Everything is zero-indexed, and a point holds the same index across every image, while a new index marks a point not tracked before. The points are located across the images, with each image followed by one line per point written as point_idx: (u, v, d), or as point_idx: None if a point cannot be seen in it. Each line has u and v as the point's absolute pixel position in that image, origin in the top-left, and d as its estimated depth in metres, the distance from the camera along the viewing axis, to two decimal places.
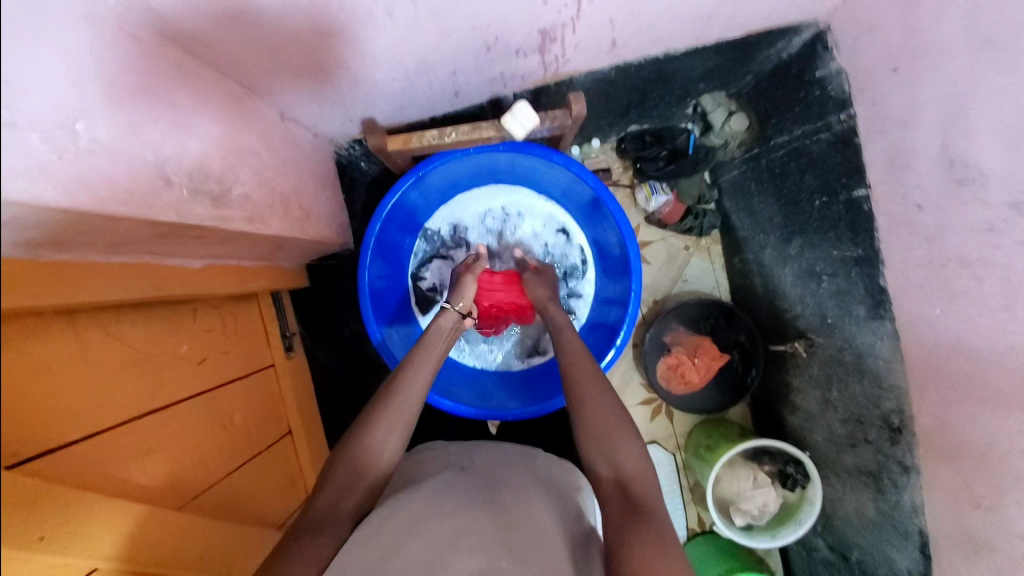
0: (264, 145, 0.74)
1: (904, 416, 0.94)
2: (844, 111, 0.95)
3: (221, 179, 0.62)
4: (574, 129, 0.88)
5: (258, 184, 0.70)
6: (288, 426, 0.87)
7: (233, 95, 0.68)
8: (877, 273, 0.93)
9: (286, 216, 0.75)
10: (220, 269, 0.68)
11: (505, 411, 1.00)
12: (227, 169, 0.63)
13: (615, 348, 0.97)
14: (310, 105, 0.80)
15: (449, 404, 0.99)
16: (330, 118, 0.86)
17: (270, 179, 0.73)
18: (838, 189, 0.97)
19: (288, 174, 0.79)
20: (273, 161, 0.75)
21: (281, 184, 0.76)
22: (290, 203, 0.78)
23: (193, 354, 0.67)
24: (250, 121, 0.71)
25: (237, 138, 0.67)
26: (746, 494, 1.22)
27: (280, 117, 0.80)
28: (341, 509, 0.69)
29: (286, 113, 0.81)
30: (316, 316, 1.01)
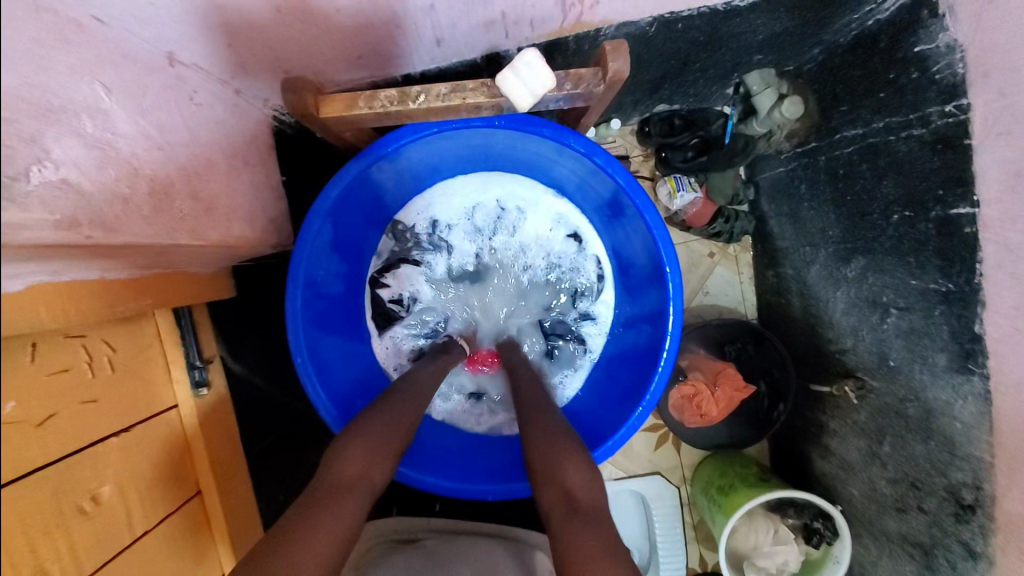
0: (124, 102, 0.49)
1: (982, 494, 0.76)
2: (949, 103, 0.71)
3: (11, 156, 0.37)
4: (603, 99, 0.65)
5: (95, 163, 0.45)
6: (194, 484, 0.67)
7: (67, 22, 0.44)
8: (971, 317, 0.72)
9: (152, 213, 0.52)
10: (69, 288, 0.46)
11: (489, 488, 0.79)
12: (25, 140, 0.39)
13: (644, 405, 0.75)
14: (199, 34, 0.56)
15: (425, 474, 0.78)
16: (248, 60, 0.63)
17: (131, 154, 0.49)
18: (930, 204, 0.75)
19: (173, 148, 0.55)
20: (139, 131, 0.51)
21: (151, 165, 0.52)
22: (172, 194, 0.55)
23: (30, 414, 0.45)
24: (97, 63, 0.47)
25: (67, 91, 0.43)
26: (766, 550, 1.06)
27: (165, 61, 0.56)
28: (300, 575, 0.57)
29: (177, 54, 0.57)
30: (248, 327, 0.80)
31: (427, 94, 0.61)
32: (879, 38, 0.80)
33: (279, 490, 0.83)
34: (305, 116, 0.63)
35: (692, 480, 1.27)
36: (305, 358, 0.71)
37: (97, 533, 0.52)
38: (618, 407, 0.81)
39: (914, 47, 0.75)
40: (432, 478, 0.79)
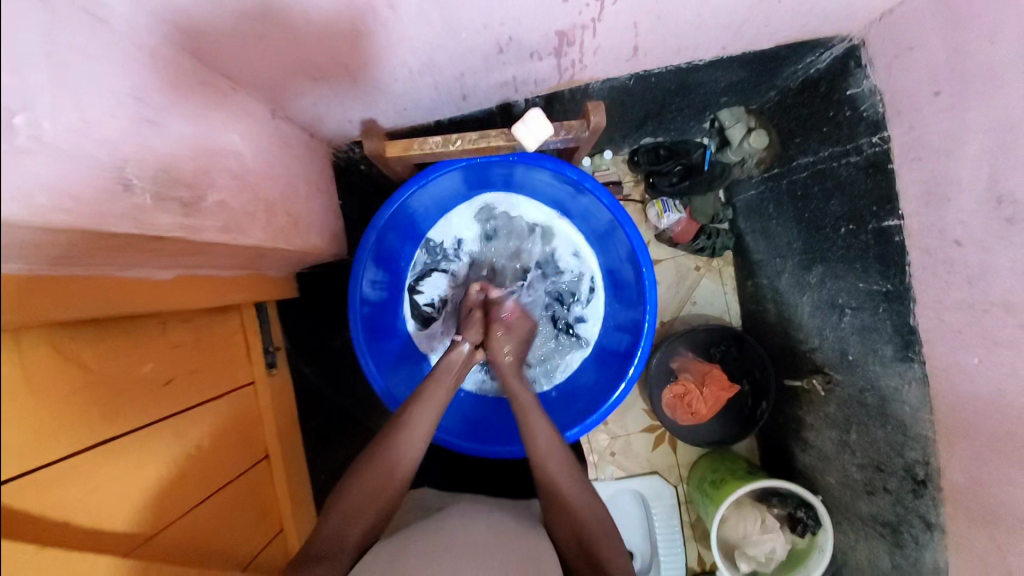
0: (250, 146, 0.66)
1: (930, 468, 0.86)
2: (876, 134, 0.87)
3: (194, 184, 0.54)
4: (590, 141, 0.82)
5: (234, 187, 0.61)
6: (265, 451, 0.80)
7: (214, 89, 0.61)
8: (908, 311, 0.85)
9: (267, 225, 0.68)
10: (197, 281, 0.61)
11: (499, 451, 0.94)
12: (201, 173, 0.55)
13: (625, 382, 0.89)
14: (301, 102, 0.74)
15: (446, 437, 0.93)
16: (325, 116, 0.79)
17: (253, 183, 0.65)
18: (868, 218, 0.90)
19: (275, 176, 0.71)
20: (259, 165, 0.67)
21: (266, 190, 0.68)
22: (276, 210, 0.70)
23: (159, 374, 0.59)
24: (233, 118, 0.64)
25: (218, 137, 0.59)
26: (754, 539, 1.14)
27: (269, 115, 0.73)
28: (348, 535, 0.72)
29: (278, 110, 0.74)
30: (305, 327, 0.95)
31: (463, 141, 0.78)
32: (819, 82, 0.97)
33: (322, 469, 0.95)
34: (378, 157, 0.80)
35: (689, 479, 1.37)
36: (366, 347, 0.85)
37: (202, 477, 0.64)
38: (600, 391, 0.95)
39: (847, 90, 0.92)
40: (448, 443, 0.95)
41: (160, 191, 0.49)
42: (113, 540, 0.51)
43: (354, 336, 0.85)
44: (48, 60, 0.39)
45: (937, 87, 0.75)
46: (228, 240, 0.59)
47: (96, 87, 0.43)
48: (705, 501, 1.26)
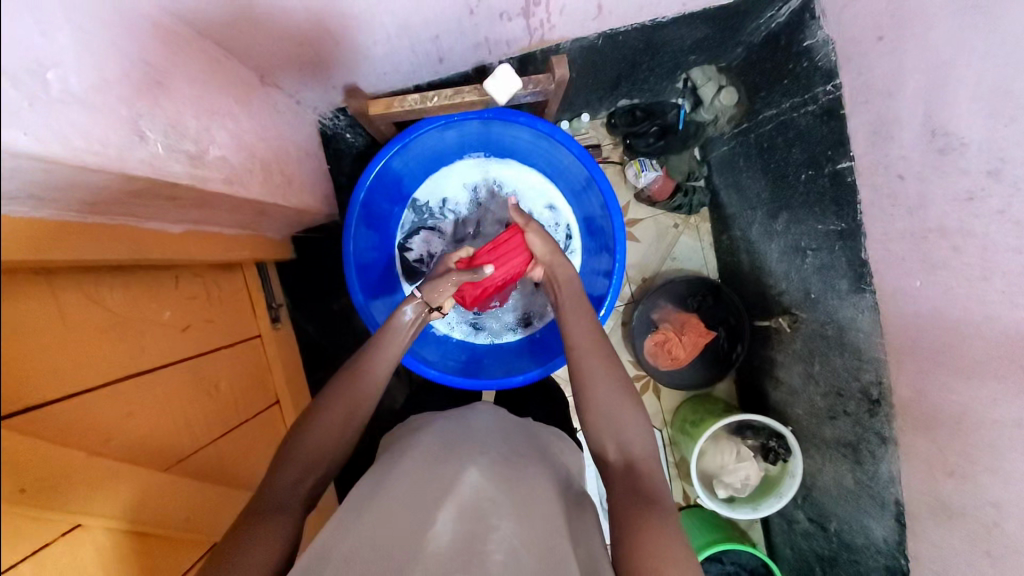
0: (243, 107, 0.71)
1: (883, 387, 0.95)
2: (830, 82, 0.93)
3: (197, 140, 0.60)
4: (557, 94, 0.87)
5: (234, 147, 0.67)
6: (276, 396, 0.87)
7: (209, 57, 0.66)
8: (859, 247, 0.93)
9: (266, 182, 0.74)
10: (202, 237, 0.68)
11: (487, 384, 0.98)
12: (202, 130, 0.61)
13: (598, 320, 0.98)
14: (290, 69, 0.78)
15: (436, 373, 0.98)
16: (311, 81, 0.83)
17: (250, 143, 0.71)
18: (824, 162, 0.97)
19: (268, 137, 0.77)
20: (252, 126, 0.73)
21: (261, 149, 0.74)
22: (271, 168, 0.76)
23: (177, 321, 0.66)
24: (228, 84, 0.69)
25: (212, 98, 0.64)
26: (730, 468, 1.25)
27: (258, 81, 0.77)
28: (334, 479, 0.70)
29: (267, 77, 0.79)
30: (304, 288, 1.01)
31: (439, 97, 0.84)
32: (780, 36, 1.02)
33: None
34: (362, 114, 0.85)
35: (672, 422, 1.47)
36: (363, 297, 0.92)
37: (220, 413, 0.72)
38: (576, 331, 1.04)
39: (804, 42, 0.97)
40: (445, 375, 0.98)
41: (172, 143, 0.55)
42: (154, 458, 0.59)
43: (352, 292, 0.92)
44: (75, 26, 0.45)
45: (881, 32, 0.81)
46: (232, 191, 0.65)
47: (113, 51, 0.49)
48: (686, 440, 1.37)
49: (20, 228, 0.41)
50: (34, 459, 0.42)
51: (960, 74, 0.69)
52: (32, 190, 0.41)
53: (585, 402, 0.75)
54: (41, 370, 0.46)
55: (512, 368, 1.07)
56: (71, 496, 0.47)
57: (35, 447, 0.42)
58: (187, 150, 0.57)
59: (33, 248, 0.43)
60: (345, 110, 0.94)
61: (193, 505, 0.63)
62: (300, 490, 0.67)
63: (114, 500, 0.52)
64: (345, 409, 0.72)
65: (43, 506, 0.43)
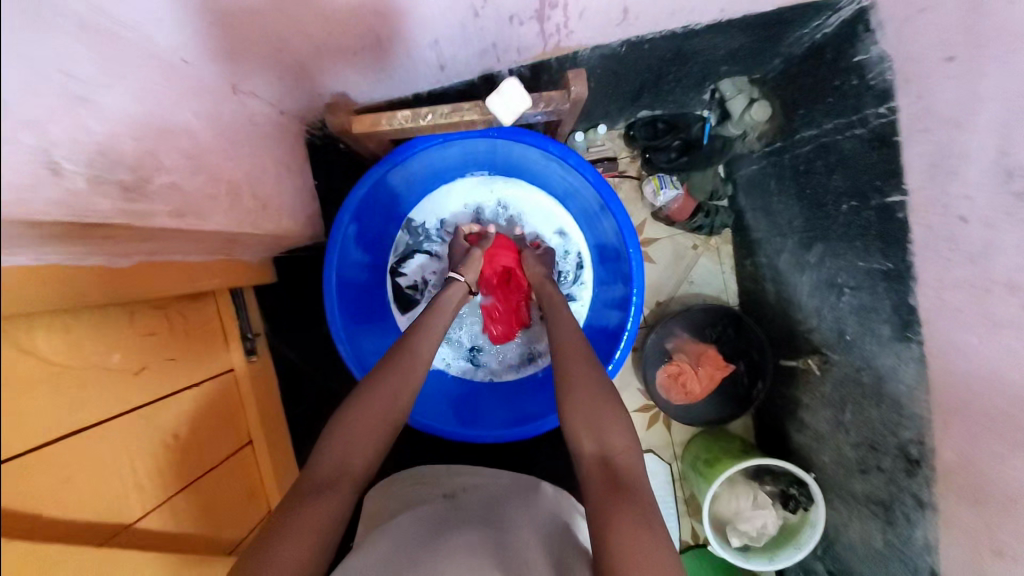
0: (208, 124, 0.62)
1: (925, 448, 0.85)
2: (884, 105, 0.82)
3: (139, 167, 0.50)
4: (573, 113, 0.77)
5: (191, 168, 0.58)
6: (248, 435, 0.80)
7: None
8: (907, 291, 0.82)
9: (230, 207, 0.65)
10: (158, 269, 0.59)
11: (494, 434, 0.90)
12: (146, 154, 0.51)
13: (614, 360, 0.88)
14: (266, 73, 0.69)
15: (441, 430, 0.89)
16: (293, 87, 0.75)
17: (213, 162, 0.62)
18: (870, 194, 0.86)
19: (238, 155, 0.68)
20: (220, 144, 0.64)
21: (230, 169, 0.65)
22: (241, 190, 0.68)
23: (130, 364, 0.58)
24: (196, 92, 0.60)
25: (173, 113, 0.56)
26: (746, 514, 1.16)
27: (230, 91, 0.66)
28: None
29: (238, 84, 0.68)
30: (286, 313, 0.93)
31: (435, 114, 0.75)
32: (826, 48, 0.91)
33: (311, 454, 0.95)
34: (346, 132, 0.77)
35: (683, 457, 1.38)
36: (341, 329, 0.84)
37: (179, 463, 0.64)
38: None
39: (855, 57, 0.86)
40: (431, 423, 0.90)
41: (100, 173, 0.45)
42: (88, 532, 0.51)
43: (331, 320, 0.84)
44: None
45: (950, 52, 0.71)
46: (179, 225, 0.57)
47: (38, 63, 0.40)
48: (699, 480, 1.27)
49: None
50: None
51: None
52: None
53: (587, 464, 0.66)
54: None
55: (520, 412, 0.98)
56: None
57: None
58: (126, 179, 0.48)
59: None
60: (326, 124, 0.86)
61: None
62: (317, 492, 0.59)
63: None
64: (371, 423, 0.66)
65: None
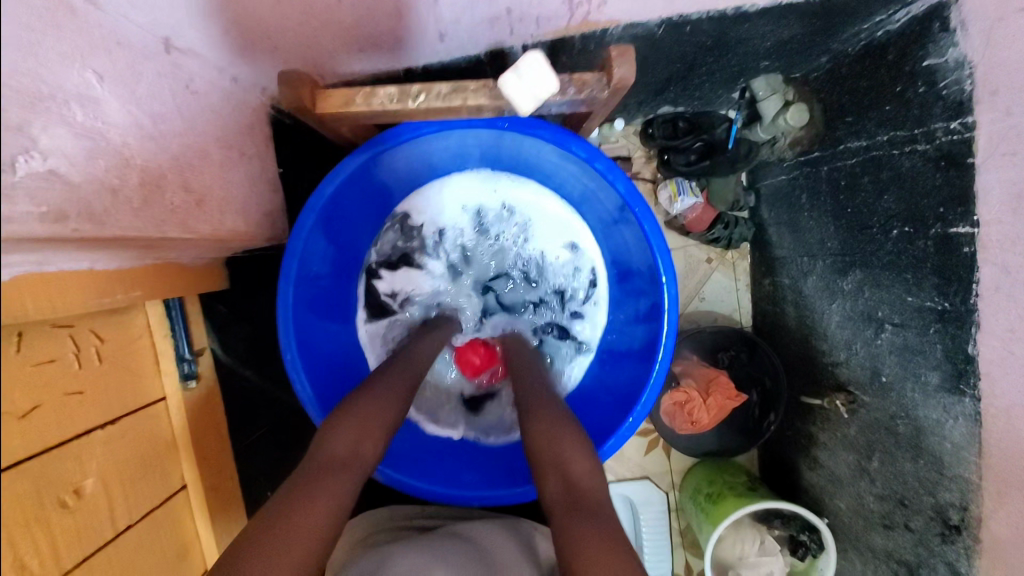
0: (115, 92, 0.49)
1: (969, 515, 0.75)
2: (956, 120, 0.69)
3: None
4: (606, 105, 0.65)
5: (82, 153, 0.45)
6: (182, 480, 0.69)
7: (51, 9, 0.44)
8: (966, 336, 0.71)
9: (142, 205, 0.52)
10: (49, 280, 0.46)
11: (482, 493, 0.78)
12: (6, 133, 0.38)
13: (645, 395, 0.75)
14: (201, 21, 0.56)
15: (424, 488, 0.78)
16: (240, 43, 0.62)
17: (111, 141, 0.48)
18: (931, 221, 0.74)
19: (161, 137, 0.55)
20: (127, 123, 0.50)
21: (142, 155, 0.52)
22: (164, 184, 0.55)
23: (17, 406, 0.47)
24: (87, 50, 0.47)
25: (52, 81, 0.43)
26: (751, 560, 1.06)
27: (155, 46, 0.55)
28: None
29: (171, 38, 0.57)
30: (244, 323, 0.81)
31: (427, 95, 0.61)
32: (887, 49, 0.79)
33: (266, 486, 0.82)
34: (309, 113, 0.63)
35: (681, 486, 1.28)
36: (295, 350, 0.71)
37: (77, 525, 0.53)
38: (608, 415, 0.81)
39: (923, 60, 0.73)
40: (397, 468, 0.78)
41: None
42: None
43: (284, 336, 0.71)
44: None
45: None
46: (61, 232, 0.44)
47: None
48: (698, 515, 1.17)
49: None
50: None
51: None
52: None
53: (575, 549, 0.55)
54: None
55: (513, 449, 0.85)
56: None
57: None
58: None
59: None
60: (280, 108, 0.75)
61: None
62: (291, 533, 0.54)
63: None
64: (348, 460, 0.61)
65: None
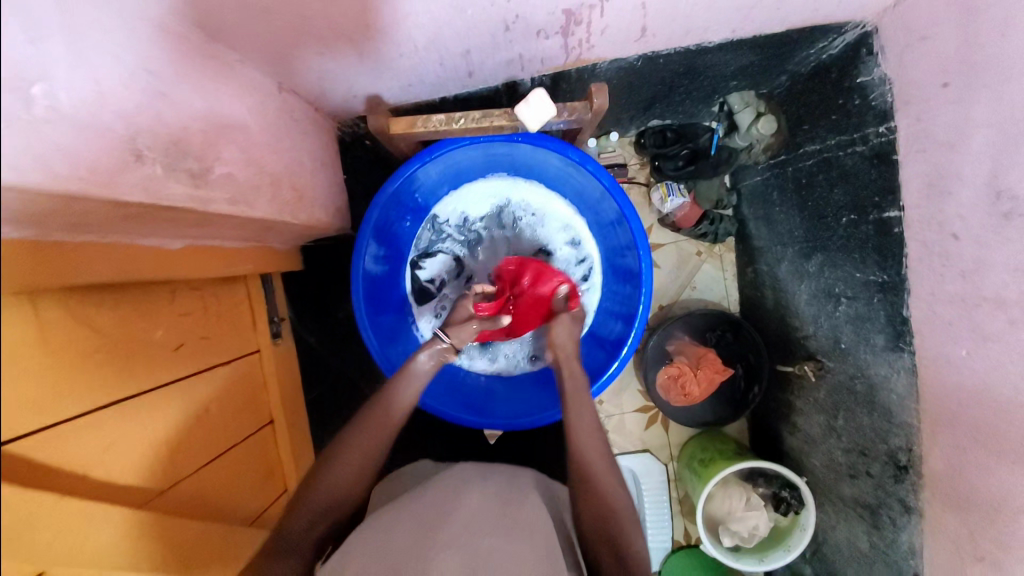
0: (256, 119, 0.67)
1: (913, 455, 0.88)
2: (883, 125, 0.86)
3: (202, 156, 0.55)
4: (593, 123, 0.82)
5: (242, 161, 0.63)
6: (270, 416, 0.85)
7: (220, 61, 0.62)
8: (901, 302, 0.86)
9: (272, 198, 0.69)
10: (202, 251, 0.63)
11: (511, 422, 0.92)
12: (208, 145, 0.57)
13: (618, 361, 0.91)
14: (308, 75, 0.74)
15: (469, 420, 0.92)
16: (331, 90, 0.79)
17: (260, 157, 0.67)
18: (869, 208, 0.90)
19: (278, 150, 0.72)
20: (265, 137, 0.69)
21: (271, 163, 0.70)
22: (283, 184, 0.72)
23: (170, 340, 0.62)
24: (242, 91, 0.65)
25: (227, 109, 0.61)
26: (738, 515, 1.19)
27: (274, 87, 0.73)
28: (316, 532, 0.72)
29: (283, 83, 0.75)
30: (309, 301, 1.00)
31: (466, 119, 0.80)
32: (831, 69, 0.95)
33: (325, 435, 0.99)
34: (383, 133, 0.81)
35: (678, 457, 1.42)
36: (367, 318, 0.88)
37: (208, 435, 0.68)
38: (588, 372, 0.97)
39: (858, 78, 0.90)
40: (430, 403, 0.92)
41: (172, 160, 0.50)
42: (132, 494, 0.55)
43: (356, 308, 0.87)
44: (25, 32, 0.37)
45: (946, 78, 0.74)
46: (236, 209, 0.61)
47: (114, 59, 0.45)
48: (692, 479, 1.31)
49: None
50: None
51: None
52: None
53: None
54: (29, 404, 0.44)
55: (536, 394, 1.00)
56: (33, 547, 0.43)
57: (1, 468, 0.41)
58: (191, 168, 0.53)
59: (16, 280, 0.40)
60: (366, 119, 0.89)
61: (171, 543, 0.59)
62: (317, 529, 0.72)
63: (83, 547, 0.48)
64: (358, 460, 0.73)
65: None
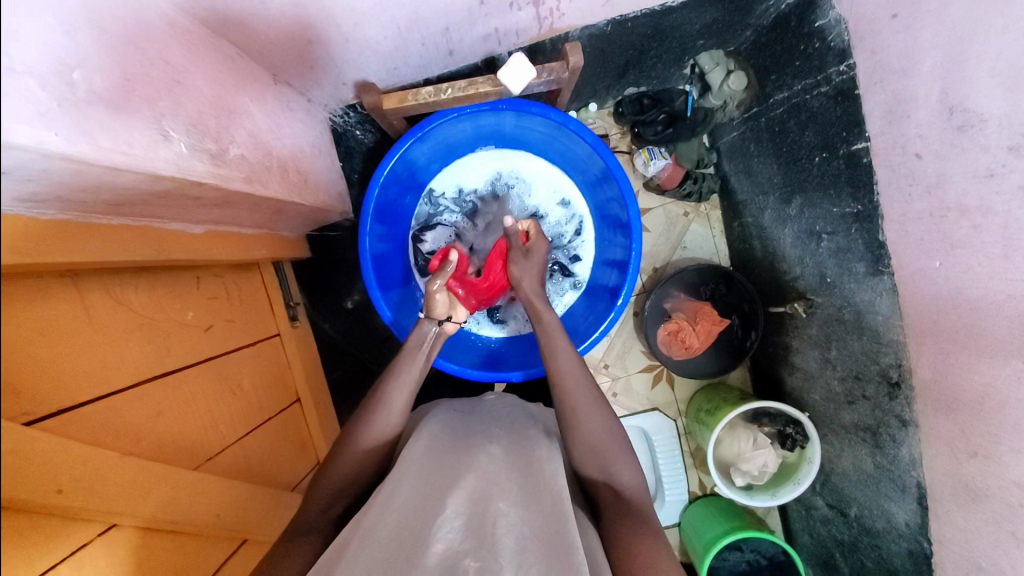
0: (256, 108, 0.72)
1: (903, 369, 0.93)
2: (843, 63, 0.91)
3: (218, 139, 0.61)
4: (571, 83, 0.87)
5: (246, 146, 0.67)
6: (296, 395, 0.92)
7: (222, 55, 0.67)
8: (876, 228, 0.91)
9: (279, 181, 0.74)
10: (219, 236, 0.69)
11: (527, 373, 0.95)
12: (221, 129, 0.62)
13: (615, 310, 0.96)
14: (301, 70, 0.79)
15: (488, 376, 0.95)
16: (323, 81, 0.84)
17: (262, 143, 0.71)
18: (838, 144, 0.96)
19: (279, 138, 0.77)
20: (266, 125, 0.74)
21: (275, 150, 0.75)
22: (286, 168, 0.77)
23: (200, 321, 0.68)
24: (241, 83, 0.70)
25: (229, 99, 0.66)
26: (747, 455, 1.24)
27: (270, 80, 0.77)
28: (318, 502, 0.67)
29: (278, 77, 0.79)
30: (318, 289, 1.06)
31: (453, 89, 0.85)
32: (790, 18, 1.00)
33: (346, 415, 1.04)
34: (376, 110, 0.86)
35: (686, 412, 1.47)
36: (378, 292, 0.91)
37: (244, 409, 0.75)
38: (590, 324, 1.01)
39: (815, 22, 0.95)
40: (440, 359, 0.95)
41: (192, 142, 0.56)
42: (185, 457, 0.61)
43: (368, 285, 0.91)
44: (63, 24, 0.42)
45: (895, 9, 0.79)
46: (250, 191, 0.66)
47: (132, 50, 0.50)
48: (702, 428, 1.37)
49: (13, 228, 0.39)
50: (52, 462, 0.43)
51: (978, 48, 0.67)
52: (24, 190, 0.39)
53: (591, 397, 0.74)
54: (82, 373, 0.49)
55: None
56: (104, 496, 0.49)
57: (72, 426, 0.47)
58: (207, 150, 0.58)
59: (73, 252, 0.46)
60: (355, 107, 0.94)
61: (222, 502, 0.65)
62: (320, 500, 0.67)
63: (145, 500, 0.53)
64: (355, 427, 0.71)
65: (67, 503, 0.44)
